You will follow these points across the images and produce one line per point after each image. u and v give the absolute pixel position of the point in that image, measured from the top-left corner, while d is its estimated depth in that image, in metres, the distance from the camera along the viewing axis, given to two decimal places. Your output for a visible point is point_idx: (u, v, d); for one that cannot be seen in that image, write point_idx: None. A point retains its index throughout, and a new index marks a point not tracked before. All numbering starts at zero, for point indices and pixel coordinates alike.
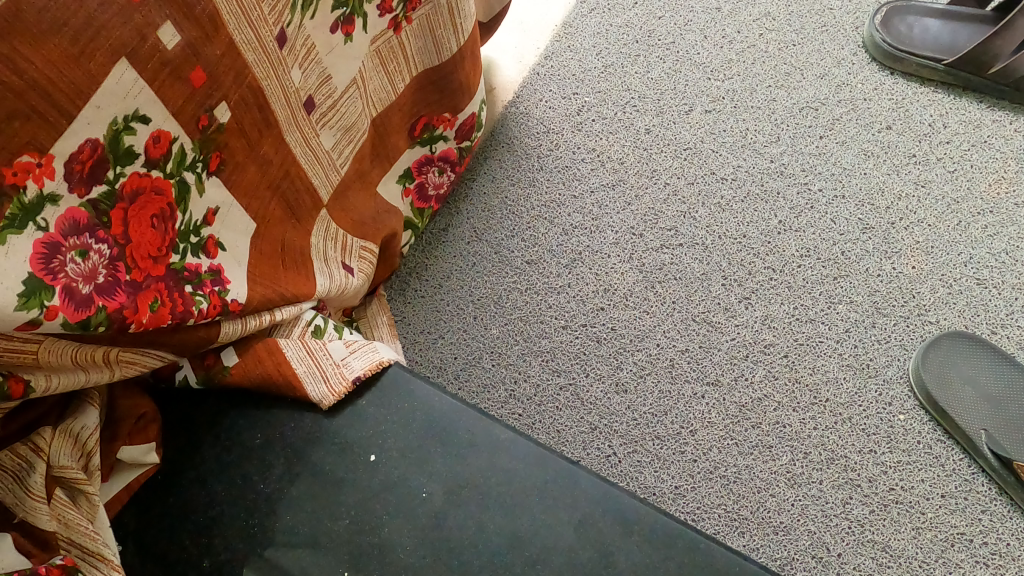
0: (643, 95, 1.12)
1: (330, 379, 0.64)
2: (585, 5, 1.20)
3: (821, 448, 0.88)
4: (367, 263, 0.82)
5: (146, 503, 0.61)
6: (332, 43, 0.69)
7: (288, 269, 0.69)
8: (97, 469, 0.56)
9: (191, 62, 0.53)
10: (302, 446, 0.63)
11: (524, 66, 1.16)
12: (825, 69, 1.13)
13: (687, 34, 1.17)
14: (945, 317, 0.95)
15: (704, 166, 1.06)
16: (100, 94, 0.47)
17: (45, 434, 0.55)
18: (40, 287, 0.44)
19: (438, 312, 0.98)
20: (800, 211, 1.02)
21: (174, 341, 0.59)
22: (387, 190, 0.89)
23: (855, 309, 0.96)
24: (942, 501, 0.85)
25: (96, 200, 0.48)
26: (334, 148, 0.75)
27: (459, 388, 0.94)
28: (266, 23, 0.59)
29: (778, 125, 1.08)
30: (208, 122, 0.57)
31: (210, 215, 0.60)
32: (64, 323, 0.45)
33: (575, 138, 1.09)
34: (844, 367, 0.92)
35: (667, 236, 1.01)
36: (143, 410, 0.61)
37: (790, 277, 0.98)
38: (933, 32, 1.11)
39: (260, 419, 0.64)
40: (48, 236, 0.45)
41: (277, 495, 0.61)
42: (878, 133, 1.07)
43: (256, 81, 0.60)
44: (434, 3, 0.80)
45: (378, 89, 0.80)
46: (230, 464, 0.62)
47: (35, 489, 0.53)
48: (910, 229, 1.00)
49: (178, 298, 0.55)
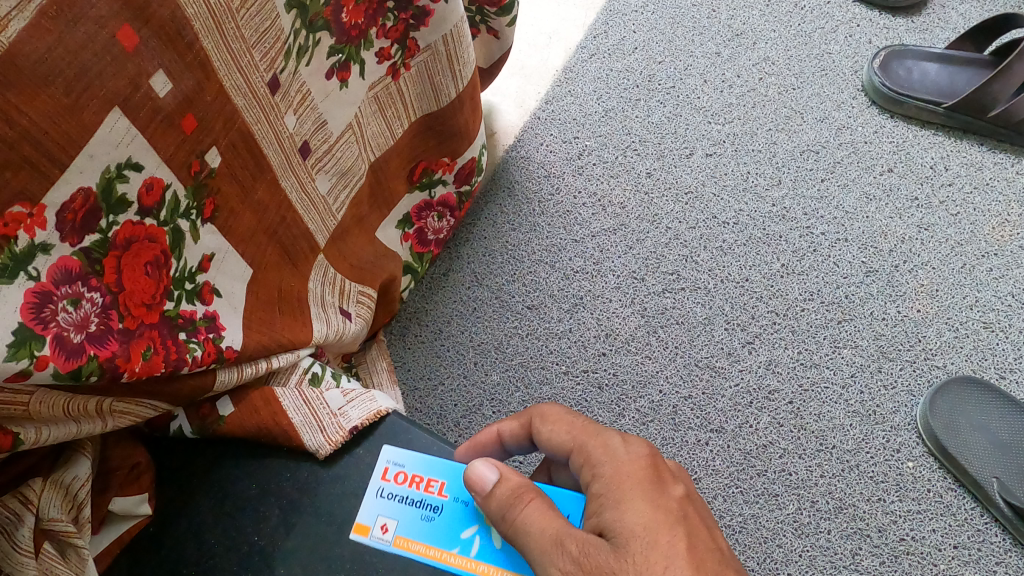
0: (644, 139, 1.12)
1: (327, 428, 0.62)
2: (586, 50, 1.20)
3: (829, 496, 0.87)
4: (365, 308, 0.82)
5: (137, 557, 0.58)
6: (328, 89, 0.69)
7: (284, 315, 0.68)
8: (88, 522, 0.54)
9: (182, 108, 0.52)
10: (299, 497, 0.60)
11: (525, 110, 1.16)
12: (825, 112, 1.13)
13: (687, 79, 1.17)
14: (952, 361, 0.94)
15: (705, 210, 1.06)
16: (94, 142, 0.45)
17: (35, 486, 0.52)
18: (30, 337, 0.42)
19: (438, 358, 0.97)
20: (802, 254, 1.02)
21: (168, 391, 0.57)
22: (386, 235, 0.90)
23: (861, 354, 0.95)
24: (955, 552, 0.83)
25: (89, 249, 0.47)
26: (329, 193, 0.75)
27: (459, 435, 0.92)
28: (258, 70, 0.59)
29: (779, 169, 1.08)
30: (200, 168, 0.56)
31: (206, 262, 0.59)
32: (54, 372, 0.44)
33: (576, 182, 1.09)
34: (851, 414, 0.91)
35: (669, 280, 1.01)
36: (137, 459, 0.60)
37: (793, 321, 0.97)
38: (932, 76, 1.12)
39: (255, 469, 0.62)
40: (40, 285, 0.43)
41: (271, 549, 0.58)
42: (879, 176, 1.07)
43: (246, 126, 0.59)
44: (433, 50, 0.81)
45: (376, 134, 0.80)
46: (223, 515, 0.59)
47: (24, 544, 0.50)
48: (914, 272, 1.00)
49: (171, 346, 0.54)
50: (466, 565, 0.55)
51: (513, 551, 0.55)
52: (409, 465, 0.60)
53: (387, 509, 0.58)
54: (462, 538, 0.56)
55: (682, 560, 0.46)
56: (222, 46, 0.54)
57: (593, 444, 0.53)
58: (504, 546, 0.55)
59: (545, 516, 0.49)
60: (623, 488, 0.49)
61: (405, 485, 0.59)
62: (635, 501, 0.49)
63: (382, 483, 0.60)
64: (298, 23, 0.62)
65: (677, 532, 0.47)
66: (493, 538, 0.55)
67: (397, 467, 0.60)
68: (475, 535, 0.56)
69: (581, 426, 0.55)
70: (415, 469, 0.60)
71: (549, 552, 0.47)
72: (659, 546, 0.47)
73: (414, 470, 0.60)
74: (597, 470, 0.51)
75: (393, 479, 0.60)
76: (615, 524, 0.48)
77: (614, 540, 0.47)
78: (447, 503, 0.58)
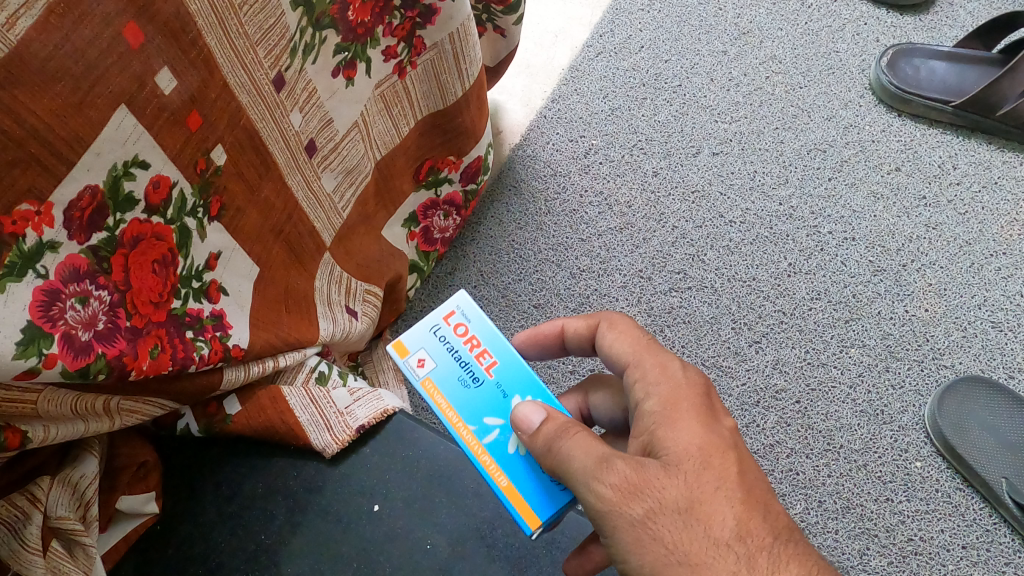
0: (651, 138, 1.12)
1: (334, 428, 0.62)
2: (592, 48, 1.20)
3: (837, 496, 0.87)
4: (371, 307, 0.83)
5: (146, 555, 0.58)
6: (334, 87, 0.69)
7: (291, 313, 0.68)
8: (96, 518, 0.53)
9: (187, 105, 0.52)
10: (306, 496, 0.60)
11: (532, 109, 1.15)
12: (833, 111, 1.13)
13: (694, 77, 1.17)
14: (960, 361, 0.95)
15: (712, 209, 1.06)
16: (101, 140, 0.45)
17: (42, 484, 0.51)
18: (39, 335, 0.42)
19: None
20: (809, 253, 1.02)
21: (175, 390, 0.57)
22: (392, 234, 0.90)
23: (868, 353, 0.95)
24: (963, 552, 0.84)
25: (96, 247, 0.46)
26: (335, 191, 0.75)
27: None
28: (263, 67, 0.59)
29: (786, 168, 1.08)
30: (206, 165, 0.56)
31: (213, 260, 0.59)
32: (62, 370, 0.44)
33: (582, 181, 1.09)
34: (858, 413, 0.92)
35: (676, 279, 1.00)
36: (144, 458, 0.58)
37: (801, 320, 0.97)
38: (940, 74, 1.12)
39: (262, 468, 0.62)
40: (48, 283, 0.43)
41: (278, 548, 0.58)
42: (887, 175, 1.07)
43: (251, 124, 0.59)
44: (439, 48, 0.81)
45: (382, 132, 0.80)
46: (231, 514, 0.59)
47: (31, 541, 0.49)
48: (922, 271, 1.00)
49: (177, 345, 0.54)
50: (473, 445, 0.52)
51: (523, 466, 0.51)
52: (475, 324, 0.55)
53: (432, 344, 0.54)
54: (484, 422, 0.52)
55: (737, 482, 0.44)
56: (226, 43, 0.54)
57: (650, 361, 0.50)
58: (517, 455, 0.51)
59: (589, 444, 0.46)
60: (676, 407, 0.47)
61: (463, 342, 0.54)
62: (688, 422, 0.46)
63: (441, 321, 0.55)
64: (304, 21, 0.62)
65: (731, 459, 0.45)
66: (511, 441, 0.52)
67: (463, 319, 0.55)
68: (496, 428, 0.52)
69: (638, 343, 0.52)
70: (477, 333, 0.55)
71: (593, 474, 0.45)
72: (711, 465, 0.45)
73: (477, 334, 0.55)
74: (649, 388, 0.49)
75: (453, 326, 0.55)
76: (667, 442, 0.46)
77: (664, 458, 0.45)
78: (490, 383, 0.53)
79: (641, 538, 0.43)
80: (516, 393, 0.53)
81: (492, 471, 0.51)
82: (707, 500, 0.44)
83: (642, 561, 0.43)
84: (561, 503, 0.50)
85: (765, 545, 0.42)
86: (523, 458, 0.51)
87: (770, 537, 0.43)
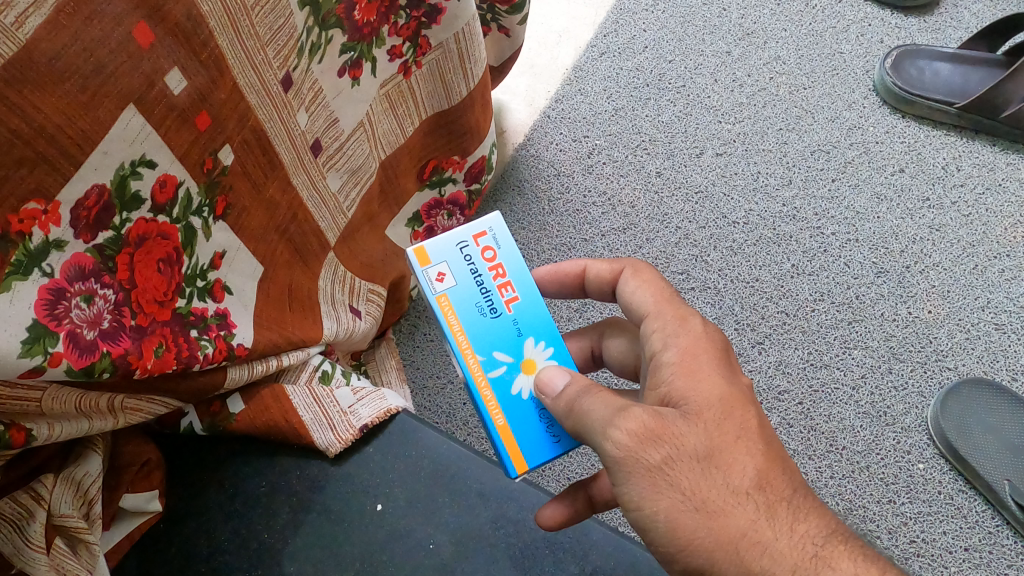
0: (654, 138, 1.12)
1: (337, 426, 0.61)
2: (596, 48, 1.20)
3: (839, 497, 0.87)
4: (374, 306, 0.83)
5: (148, 553, 0.58)
6: (340, 87, 0.69)
7: (294, 312, 0.68)
8: (98, 518, 0.54)
9: (195, 105, 0.52)
10: (308, 495, 0.60)
11: (535, 109, 1.15)
12: (837, 112, 1.13)
13: (698, 78, 1.17)
14: (964, 363, 0.95)
15: (716, 210, 1.06)
16: (109, 139, 0.45)
17: (47, 482, 0.51)
18: (43, 333, 0.42)
19: (447, 357, 0.99)
20: (813, 255, 1.02)
21: (179, 388, 0.57)
22: (396, 233, 0.90)
23: (871, 355, 0.95)
24: (965, 554, 0.84)
25: (102, 246, 0.46)
26: (340, 191, 0.75)
27: (468, 434, 0.95)
28: (271, 67, 0.59)
29: (790, 168, 1.08)
30: (213, 165, 0.56)
31: (217, 259, 0.58)
32: (67, 369, 0.44)
33: (586, 181, 1.09)
34: (861, 414, 0.92)
35: (679, 279, 1.01)
36: (147, 456, 0.58)
37: (804, 321, 0.97)
38: (945, 75, 1.12)
39: (266, 466, 0.62)
40: (53, 282, 0.43)
41: (280, 545, 0.58)
42: (890, 177, 1.07)
43: (259, 124, 0.59)
44: (445, 48, 0.81)
45: (387, 132, 0.80)
46: (234, 514, 0.59)
47: (35, 539, 0.49)
48: (925, 273, 1.00)
49: (182, 344, 0.54)
50: (477, 375, 0.51)
51: (525, 408, 0.51)
52: (504, 252, 0.55)
53: (455, 260, 0.54)
54: (492, 355, 0.52)
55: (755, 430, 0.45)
56: (236, 43, 0.54)
57: (672, 311, 0.50)
58: (521, 397, 0.52)
59: (608, 399, 0.46)
60: (696, 359, 0.47)
61: (489, 266, 0.54)
62: (709, 373, 0.46)
63: (469, 240, 0.54)
64: (311, 20, 0.62)
65: (750, 412, 0.46)
66: (516, 382, 0.52)
67: (493, 243, 0.55)
68: (504, 365, 0.52)
69: (657, 294, 0.52)
70: (505, 263, 0.54)
71: (611, 422, 0.45)
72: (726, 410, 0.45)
73: (504, 263, 0.54)
74: (668, 340, 0.48)
75: (481, 248, 0.54)
76: (685, 392, 0.46)
77: (683, 408, 0.45)
78: (508, 317, 0.53)
79: (659, 485, 0.43)
80: (531, 335, 0.53)
81: (491, 408, 0.51)
82: (728, 450, 0.44)
83: (659, 509, 0.43)
84: (555, 453, 0.51)
85: (782, 496, 0.44)
86: (526, 401, 0.52)
87: (789, 491, 0.44)
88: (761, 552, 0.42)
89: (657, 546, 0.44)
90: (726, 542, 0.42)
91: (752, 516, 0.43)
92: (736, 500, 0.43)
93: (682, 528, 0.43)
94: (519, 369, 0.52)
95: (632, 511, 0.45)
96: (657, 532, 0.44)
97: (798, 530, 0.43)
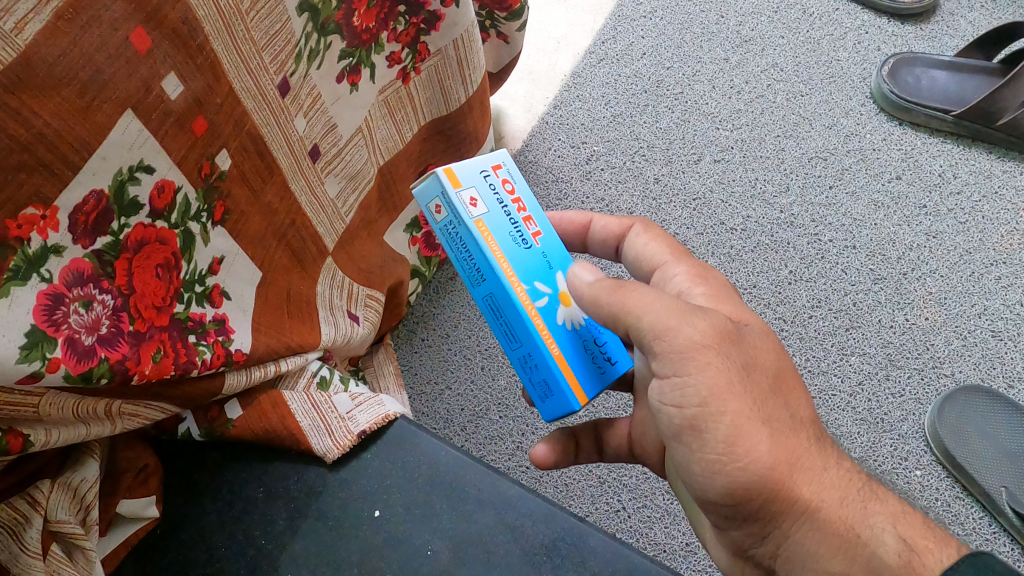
0: (652, 144, 1.12)
1: (335, 432, 0.61)
2: (595, 55, 1.20)
3: None
4: (372, 311, 0.83)
5: (145, 559, 0.57)
6: (338, 92, 0.69)
7: (293, 318, 0.67)
8: (95, 522, 0.53)
9: (193, 110, 0.52)
10: (306, 501, 0.59)
11: (534, 115, 1.15)
12: (834, 119, 1.13)
13: (696, 84, 1.17)
14: (961, 370, 0.95)
15: (713, 216, 1.06)
16: (107, 144, 0.45)
17: (43, 488, 0.51)
18: (42, 339, 0.42)
19: (445, 362, 1.00)
20: (810, 261, 1.02)
21: (177, 394, 0.56)
22: (394, 239, 0.90)
23: (868, 361, 0.95)
24: None
25: (100, 251, 0.46)
26: (338, 196, 0.75)
27: (466, 439, 0.95)
28: (268, 72, 0.59)
29: (787, 175, 1.09)
30: (210, 170, 0.55)
31: (216, 264, 0.58)
32: (65, 375, 0.43)
33: (584, 187, 1.09)
34: (858, 421, 0.92)
35: None
36: (145, 462, 0.58)
37: (801, 327, 0.97)
38: (941, 83, 1.13)
39: (263, 471, 0.61)
40: (52, 287, 0.43)
41: (278, 551, 0.58)
42: (887, 184, 1.07)
43: (256, 129, 0.59)
44: (443, 54, 0.81)
45: (385, 138, 0.80)
46: (232, 519, 0.59)
47: (31, 545, 0.49)
48: (922, 280, 1.00)
49: (180, 349, 0.53)
50: (527, 306, 0.51)
51: (572, 337, 0.52)
52: (519, 184, 0.55)
53: (483, 187, 0.52)
54: (535, 287, 0.52)
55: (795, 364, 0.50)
56: (232, 47, 0.54)
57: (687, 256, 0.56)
58: (567, 327, 0.53)
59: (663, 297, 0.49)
60: (723, 294, 0.52)
61: (512, 197, 0.54)
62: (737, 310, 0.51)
63: (490, 172, 0.54)
64: (309, 26, 0.62)
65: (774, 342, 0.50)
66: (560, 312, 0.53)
67: (509, 174, 0.54)
68: (547, 296, 0.52)
69: (672, 246, 0.57)
70: (523, 196, 0.54)
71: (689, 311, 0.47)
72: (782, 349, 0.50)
73: (522, 195, 0.54)
74: (694, 279, 0.53)
75: (501, 179, 0.54)
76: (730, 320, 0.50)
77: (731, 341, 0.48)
78: (537, 250, 0.53)
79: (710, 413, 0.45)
80: (560, 267, 0.54)
81: (546, 338, 0.51)
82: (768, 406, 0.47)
83: (716, 414, 0.45)
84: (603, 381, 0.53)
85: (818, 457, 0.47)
86: (571, 331, 0.53)
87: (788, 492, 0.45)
88: (809, 485, 0.46)
89: (707, 454, 0.46)
90: (775, 469, 0.45)
91: (806, 448, 0.47)
92: (794, 431, 0.47)
93: (744, 436, 0.45)
94: (560, 301, 0.53)
95: (690, 410, 0.46)
96: (715, 435, 0.45)
97: (843, 469, 0.48)
